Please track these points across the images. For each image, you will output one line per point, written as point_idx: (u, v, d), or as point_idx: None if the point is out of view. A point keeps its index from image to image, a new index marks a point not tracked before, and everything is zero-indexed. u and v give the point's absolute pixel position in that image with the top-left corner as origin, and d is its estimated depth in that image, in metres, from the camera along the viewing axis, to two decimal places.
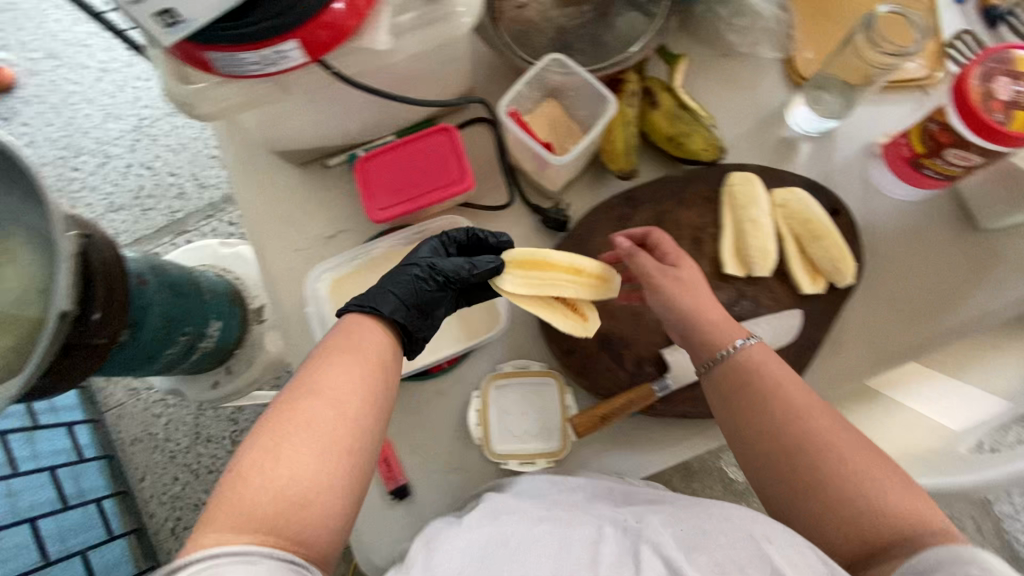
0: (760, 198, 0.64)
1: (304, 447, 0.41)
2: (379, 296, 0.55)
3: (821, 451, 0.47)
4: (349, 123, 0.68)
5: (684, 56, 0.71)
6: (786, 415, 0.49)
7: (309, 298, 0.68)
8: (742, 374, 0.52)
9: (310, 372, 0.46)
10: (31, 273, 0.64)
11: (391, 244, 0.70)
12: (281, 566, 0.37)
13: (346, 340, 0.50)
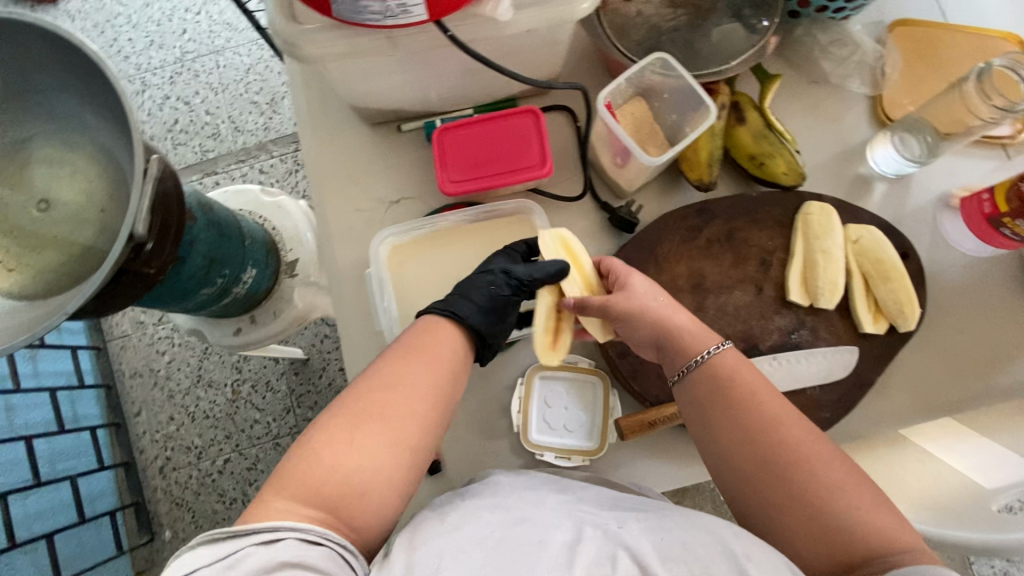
0: (836, 231, 0.64)
1: (380, 440, 0.47)
2: (462, 301, 0.58)
3: (800, 468, 0.47)
4: (435, 90, 0.67)
5: (780, 76, 0.70)
6: (750, 422, 0.51)
7: (371, 262, 0.67)
8: (713, 379, 0.54)
9: (395, 374, 0.51)
10: (95, 192, 0.64)
11: (458, 220, 0.69)
12: (332, 550, 0.42)
13: (432, 347, 0.54)
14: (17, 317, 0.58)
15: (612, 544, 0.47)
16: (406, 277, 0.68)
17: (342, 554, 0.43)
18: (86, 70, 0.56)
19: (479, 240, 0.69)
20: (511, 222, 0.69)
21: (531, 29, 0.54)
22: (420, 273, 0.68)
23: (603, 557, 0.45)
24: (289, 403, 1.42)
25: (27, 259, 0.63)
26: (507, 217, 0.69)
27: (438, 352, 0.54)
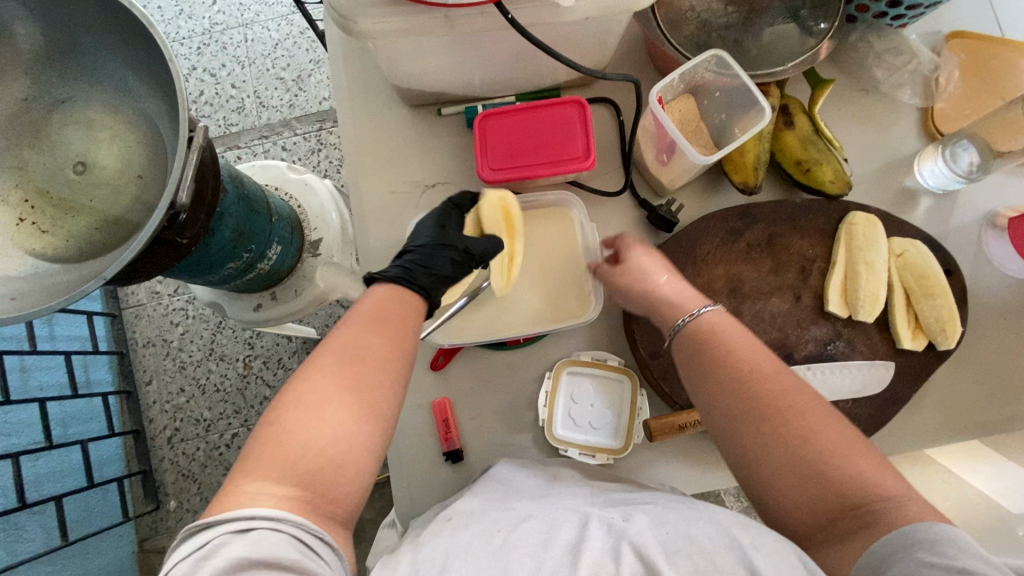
0: (879, 243, 0.63)
1: (355, 393, 0.43)
2: (410, 268, 0.56)
3: (790, 421, 0.44)
4: (481, 75, 0.66)
5: (832, 82, 0.68)
6: (740, 374, 0.48)
7: (407, 245, 0.68)
8: (701, 337, 0.52)
9: (356, 325, 0.48)
10: (134, 157, 0.64)
11: None
12: (306, 540, 0.38)
13: (385, 302, 0.52)
14: (53, 279, 0.58)
15: (616, 540, 0.46)
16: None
17: (316, 544, 0.38)
18: (134, 33, 0.55)
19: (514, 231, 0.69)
20: (549, 214, 0.69)
21: (589, 17, 0.52)
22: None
23: (607, 556, 0.44)
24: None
25: (62, 222, 0.62)
26: (546, 210, 0.70)
27: (399, 305, 0.52)
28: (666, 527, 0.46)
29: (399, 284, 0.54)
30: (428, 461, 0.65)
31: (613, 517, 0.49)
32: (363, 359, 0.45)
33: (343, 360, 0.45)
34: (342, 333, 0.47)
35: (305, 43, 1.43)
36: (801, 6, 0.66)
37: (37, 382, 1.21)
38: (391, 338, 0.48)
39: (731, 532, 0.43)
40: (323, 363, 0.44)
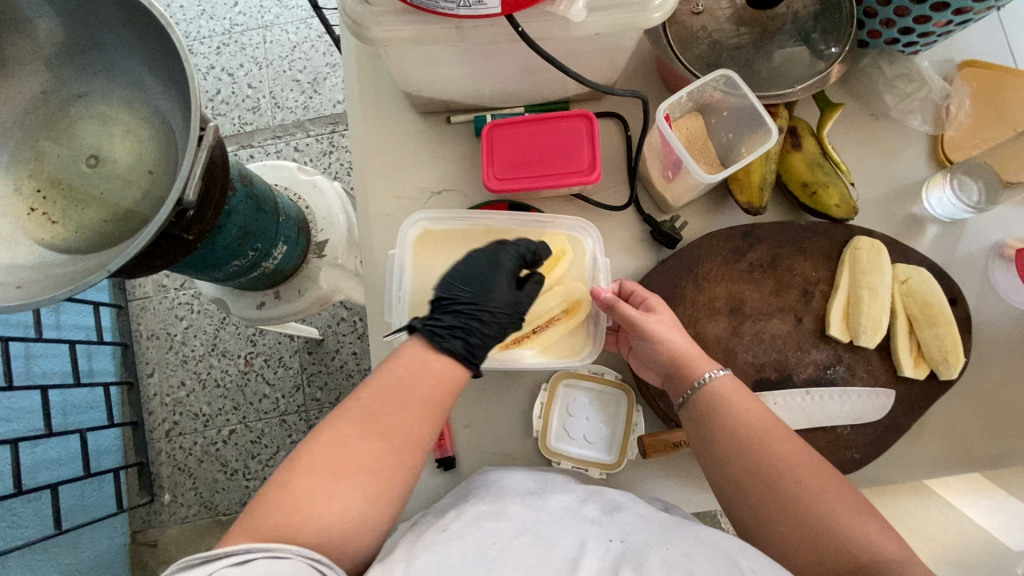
0: (884, 268, 0.62)
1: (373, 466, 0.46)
2: (461, 340, 0.54)
3: (797, 488, 0.47)
4: (491, 86, 0.67)
5: (842, 106, 0.68)
6: (748, 438, 0.50)
7: (398, 244, 0.67)
8: (713, 403, 0.54)
9: (378, 393, 0.49)
10: (145, 153, 0.65)
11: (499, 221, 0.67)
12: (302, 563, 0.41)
13: (415, 368, 0.51)
14: (58, 269, 0.59)
15: (616, 562, 0.46)
16: (427, 258, 0.67)
17: (316, 564, 0.41)
18: (153, 32, 0.56)
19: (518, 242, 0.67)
20: (561, 237, 0.67)
21: (599, 33, 0.53)
22: (444, 258, 0.67)
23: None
24: (299, 381, 1.42)
25: (71, 213, 0.63)
26: (560, 233, 0.67)
27: (435, 377, 0.52)
28: (664, 553, 0.46)
29: (440, 354, 0.53)
30: (422, 467, 0.65)
31: (610, 537, 0.49)
32: (379, 433, 0.47)
33: (364, 429, 0.47)
34: (369, 402, 0.49)
35: (322, 47, 1.45)
36: (814, 30, 0.66)
37: (41, 369, 1.22)
38: (419, 413, 0.49)
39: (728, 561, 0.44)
40: (347, 429, 0.47)
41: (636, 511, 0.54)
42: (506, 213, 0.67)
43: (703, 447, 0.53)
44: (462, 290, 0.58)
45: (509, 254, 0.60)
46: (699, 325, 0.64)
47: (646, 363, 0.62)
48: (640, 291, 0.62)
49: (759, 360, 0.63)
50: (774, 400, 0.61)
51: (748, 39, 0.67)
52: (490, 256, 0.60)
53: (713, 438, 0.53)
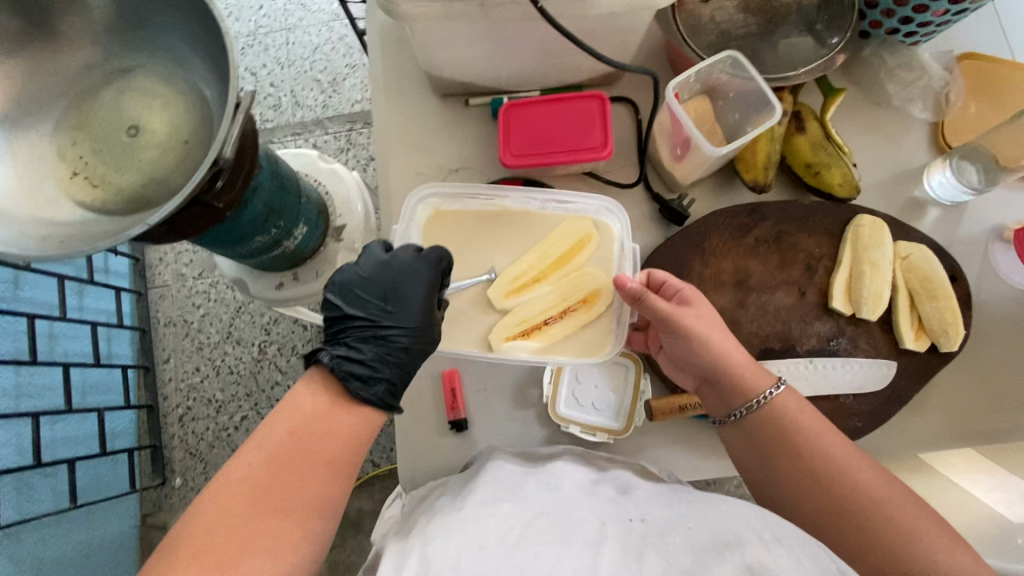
0: (885, 244, 0.64)
1: (270, 540, 0.48)
2: (382, 381, 0.58)
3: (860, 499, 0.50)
4: (508, 68, 0.70)
5: (845, 91, 0.71)
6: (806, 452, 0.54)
7: (404, 216, 0.67)
8: (778, 421, 0.56)
9: (268, 461, 0.49)
10: (182, 124, 0.69)
11: (519, 203, 0.67)
12: None
13: (319, 416, 0.53)
14: (99, 228, 0.63)
15: (638, 543, 0.48)
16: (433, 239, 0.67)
17: None
18: (195, 8, 0.61)
19: (531, 226, 0.67)
20: (583, 219, 0.67)
21: (613, 11, 0.57)
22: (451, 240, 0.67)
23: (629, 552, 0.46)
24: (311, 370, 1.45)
25: (111, 179, 0.67)
26: (582, 214, 0.67)
27: (338, 435, 0.53)
28: (685, 531, 0.49)
29: (353, 406, 0.55)
30: (436, 429, 0.67)
31: (631, 518, 0.51)
32: (274, 505, 0.49)
33: (260, 498, 0.48)
34: (260, 475, 0.49)
35: (343, 48, 1.51)
36: (819, 20, 0.70)
37: (63, 349, 1.26)
38: (319, 475, 0.51)
39: (745, 537, 0.46)
40: (233, 501, 0.48)
41: (656, 492, 0.57)
42: (523, 192, 0.67)
43: (753, 453, 0.57)
44: (375, 311, 0.62)
45: (425, 272, 0.61)
46: (706, 297, 0.66)
47: (680, 363, 0.63)
48: (672, 282, 0.61)
49: (763, 330, 0.65)
50: (778, 368, 0.63)
51: (754, 27, 0.71)
52: (405, 278, 0.61)
53: (766, 448, 0.56)
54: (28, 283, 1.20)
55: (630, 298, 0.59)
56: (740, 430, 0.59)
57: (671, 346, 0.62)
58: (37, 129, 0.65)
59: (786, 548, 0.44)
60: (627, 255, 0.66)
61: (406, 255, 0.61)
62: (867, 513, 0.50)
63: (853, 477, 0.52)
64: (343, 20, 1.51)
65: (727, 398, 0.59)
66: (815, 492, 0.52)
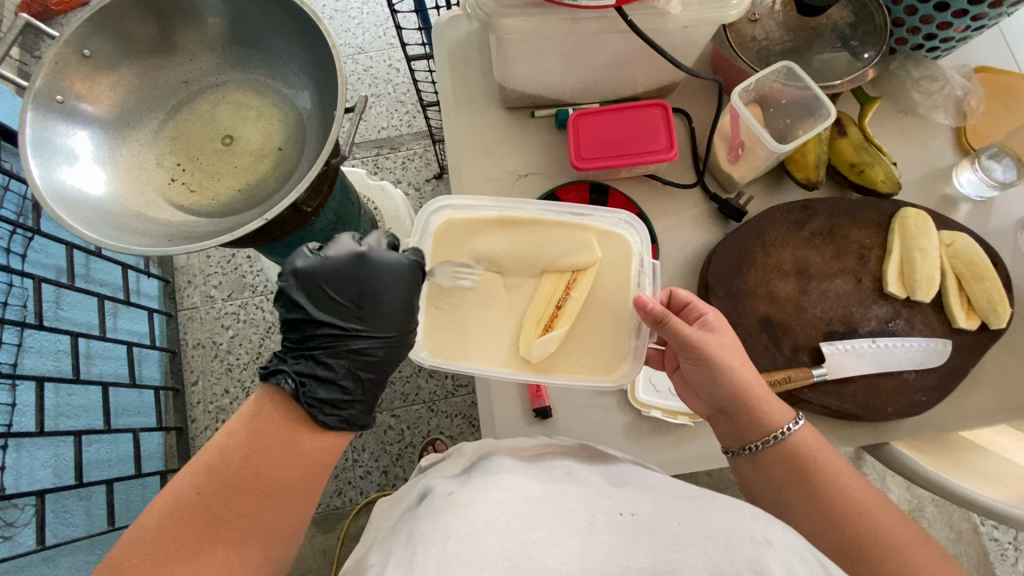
0: (931, 233, 0.71)
1: (224, 566, 0.49)
2: (354, 403, 0.62)
3: (851, 513, 0.53)
4: (574, 83, 0.77)
5: (879, 99, 0.79)
6: (809, 476, 0.56)
7: (418, 228, 0.69)
8: (795, 455, 0.58)
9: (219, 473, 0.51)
10: (275, 133, 0.73)
11: (541, 210, 0.69)
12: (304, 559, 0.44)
13: (280, 441, 0.55)
14: (201, 229, 0.66)
15: (626, 538, 0.44)
16: (446, 246, 0.68)
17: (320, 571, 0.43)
18: (300, 27, 0.66)
19: (545, 232, 0.68)
20: (604, 230, 0.68)
21: (688, 25, 0.64)
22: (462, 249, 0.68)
23: (617, 548, 0.44)
24: None
25: (208, 184, 0.71)
26: (602, 224, 0.68)
27: (304, 454, 0.56)
28: (676, 531, 0.45)
29: (320, 429, 0.58)
30: (522, 417, 0.71)
31: (618, 510, 0.48)
32: (229, 526, 0.50)
33: (211, 518, 0.50)
34: (209, 497, 0.50)
35: (368, 79, 1.56)
36: (852, 37, 0.77)
37: (99, 369, 1.26)
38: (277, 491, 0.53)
39: (735, 535, 0.43)
40: (182, 523, 0.49)
41: (646, 485, 0.52)
42: (538, 203, 0.69)
43: (768, 484, 0.59)
44: (344, 312, 0.64)
45: (404, 275, 0.63)
46: (771, 285, 0.71)
47: (698, 392, 0.64)
48: (696, 304, 0.64)
49: (826, 314, 0.70)
50: (845, 347, 0.68)
51: (789, 44, 0.78)
52: (376, 284, 0.62)
53: (781, 483, 0.57)
54: (68, 302, 1.21)
55: (652, 319, 0.59)
56: (754, 464, 0.60)
57: (689, 373, 0.63)
58: (139, 138, 0.70)
59: (777, 551, 0.42)
60: (646, 272, 0.67)
61: (383, 255, 0.63)
62: (873, 544, 0.51)
63: (861, 508, 0.53)
64: (368, 53, 1.57)
65: (743, 430, 0.60)
66: (816, 516, 0.54)
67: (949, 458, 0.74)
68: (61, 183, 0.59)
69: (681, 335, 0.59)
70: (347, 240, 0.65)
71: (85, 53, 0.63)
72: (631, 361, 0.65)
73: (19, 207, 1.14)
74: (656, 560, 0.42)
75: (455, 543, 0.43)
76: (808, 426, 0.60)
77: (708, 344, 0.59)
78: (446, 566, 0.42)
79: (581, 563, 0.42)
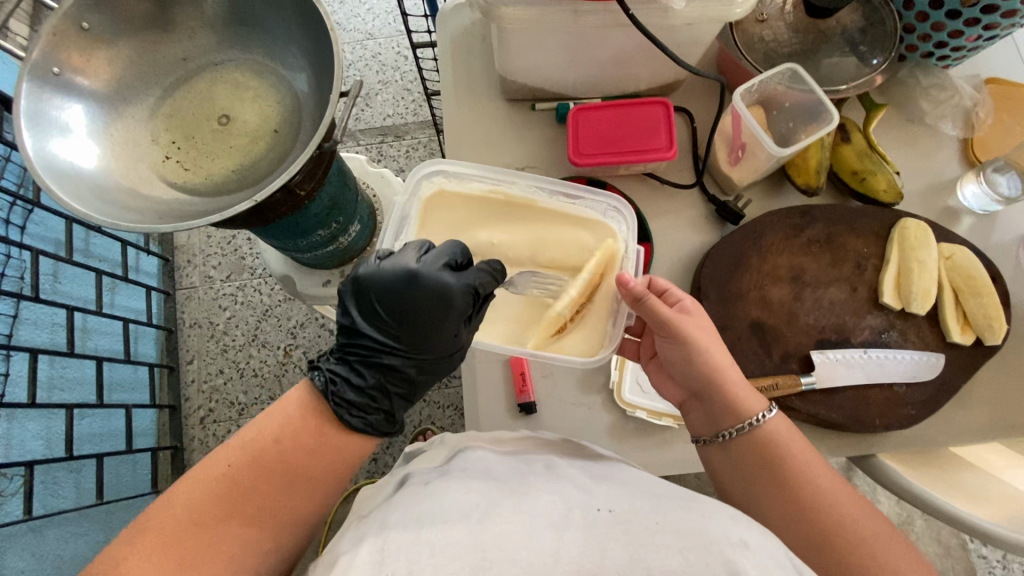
0: (930, 245, 0.69)
1: (233, 554, 0.49)
2: (380, 412, 0.61)
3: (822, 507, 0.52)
4: (575, 76, 0.76)
5: (886, 106, 0.77)
6: (781, 466, 0.56)
7: (405, 190, 0.68)
8: (763, 443, 0.57)
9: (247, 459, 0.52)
10: (271, 115, 0.72)
11: (530, 187, 0.69)
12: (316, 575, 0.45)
13: (309, 430, 0.56)
14: (193, 208, 0.66)
15: (602, 535, 0.44)
16: (438, 214, 0.69)
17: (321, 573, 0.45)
18: (299, 9, 0.65)
19: (534, 215, 0.69)
20: (592, 217, 0.68)
21: (692, 21, 0.63)
22: (455, 220, 0.69)
23: (593, 544, 0.43)
24: None
25: (201, 163, 0.70)
26: (591, 211, 0.69)
27: (324, 452, 0.56)
28: (653, 528, 0.44)
29: (348, 432, 0.58)
30: (507, 411, 0.71)
31: (595, 505, 0.48)
32: (244, 515, 0.51)
33: (229, 500, 0.51)
34: (237, 475, 0.51)
35: (375, 65, 1.55)
36: (861, 42, 0.76)
37: (94, 344, 1.26)
38: (302, 486, 0.54)
39: (714, 538, 0.42)
40: (207, 498, 0.50)
41: (625, 481, 0.52)
42: (531, 179, 0.69)
43: (739, 478, 0.58)
44: (391, 329, 0.61)
45: (456, 299, 0.60)
46: (764, 290, 0.70)
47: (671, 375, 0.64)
48: (673, 291, 0.64)
49: (818, 323, 0.69)
50: (835, 356, 0.67)
51: (797, 46, 0.76)
52: (429, 307, 0.60)
53: (750, 471, 0.57)
54: (66, 276, 1.22)
55: (631, 298, 0.61)
56: (724, 451, 0.60)
57: (664, 354, 0.63)
58: (134, 114, 0.69)
59: (754, 553, 0.41)
60: (630, 258, 0.67)
61: (436, 274, 0.59)
62: (841, 537, 0.51)
63: (832, 504, 0.53)
64: (376, 39, 1.56)
65: (716, 417, 0.60)
66: (787, 506, 0.54)
67: (937, 473, 0.73)
68: (53, 156, 0.59)
69: (659, 314, 0.60)
70: (411, 250, 0.62)
71: (83, 26, 0.63)
72: (607, 346, 0.65)
73: (19, 178, 1.14)
74: (631, 558, 0.41)
75: (427, 534, 0.44)
76: (780, 417, 0.60)
77: (683, 324, 0.60)
78: (417, 556, 0.42)
79: (554, 557, 0.42)
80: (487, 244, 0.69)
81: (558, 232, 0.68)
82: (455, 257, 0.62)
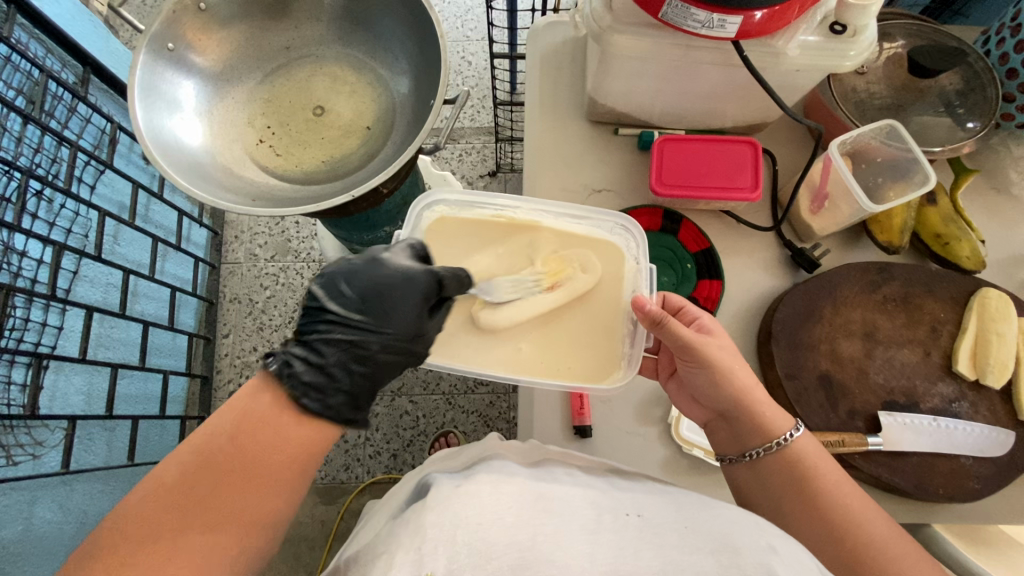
0: (1012, 318, 0.68)
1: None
2: (341, 393, 0.54)
3: (851, 525, 0.53)
4: (664, 107, 0.76)
5: (976, 171, 0.76)
6: (809, 488, 0.55)
7: (409, 219, 0.67)
8: (795, 462, 0.56)
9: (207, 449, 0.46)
10: (366, 112, 0.74)
11: (532, 209, 0.69)
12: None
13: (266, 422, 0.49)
14: (283, 194, 0.67)
15: (632, 538, 0.42)
16: (443, 245, 0.68)
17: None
18: (411, 13, 0.67)
19: (543, 234, 0.68)
20: (599, 236, 0.68)
21: (800, 68, 0.63)
22: (459, 244, 0.68)
23: (625, 545, 0.41)
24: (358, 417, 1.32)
25: (293, 150, 0.72)
26: (599, 231, 0.69)
27: (285, 452, 0.49)
28: (680, 531, 0.43)
29: (310, 418, 0.52)
30: (562, 432, 0.70)
31: (624, 510, 0.45)
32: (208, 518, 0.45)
33: (196, 499, 0.45)
34: (198, 471, 0.46)
35: None
36: (958, 104, 0.75)
37: (141, 307, 1.28)
38: (263, 490, 0.48)
39: (743, 543, 0.42)
40: (168, 500, 0.45)
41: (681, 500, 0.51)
42: (534, 204, 0.69)
43: (764, 493, 0.57)
44: (355, 310, 0.57)
45: (421, 284, 0.59)
46: (836, 343, 0.70)
47: (693, 396, 0.63)
48: (689, 309, 0.64)
49: (888, 383, 0.68)
50: (904, 420, 0.66)
51: (889, 101, 0.76)
52: (394, 280, 0.58)
53: (778, 488, 0.56)
54: (125, 239, 1.25)
55: (649, 321, 0.59)
56: (751, 471, 0.59)
57: (688, 377, 0.62)
58: (235, 96, 0.71)
59: (783, 557, 0.41)
60: (643, 275, 0.67)
61: (400, 261, 0.60)
62: (868, 550, 0.51)
63: (854, 514, 0.53)
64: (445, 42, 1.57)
65: (743, 437, 0.59)
66: (819, 522, 0.53)
67: (986, 550, 0.71)
68: (161, 129, 0.61)
69: (680, 337, 0.59)
70: (398, 248, 0.61)
71: (201, 7, 0.65)
72: (626, 367, 0.65)
73: (97, 139, 1.17)
74: (663, 562, 0.40)
75: (464, 534, 0.40)
76: (808, 436, 0.58)
77: (705, 347, 0.59)
78: (455, 559, 0.39)
79: (592, 559, 0.40)
80: (486, 271, 0.66)
81: (569, 256, 0.67)
82: (417, 250, 0.63)
